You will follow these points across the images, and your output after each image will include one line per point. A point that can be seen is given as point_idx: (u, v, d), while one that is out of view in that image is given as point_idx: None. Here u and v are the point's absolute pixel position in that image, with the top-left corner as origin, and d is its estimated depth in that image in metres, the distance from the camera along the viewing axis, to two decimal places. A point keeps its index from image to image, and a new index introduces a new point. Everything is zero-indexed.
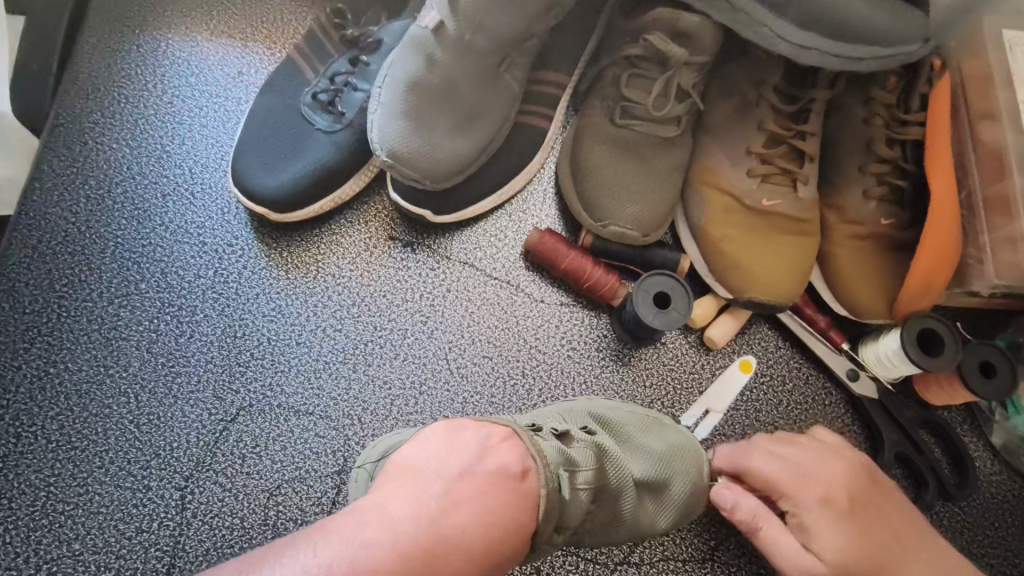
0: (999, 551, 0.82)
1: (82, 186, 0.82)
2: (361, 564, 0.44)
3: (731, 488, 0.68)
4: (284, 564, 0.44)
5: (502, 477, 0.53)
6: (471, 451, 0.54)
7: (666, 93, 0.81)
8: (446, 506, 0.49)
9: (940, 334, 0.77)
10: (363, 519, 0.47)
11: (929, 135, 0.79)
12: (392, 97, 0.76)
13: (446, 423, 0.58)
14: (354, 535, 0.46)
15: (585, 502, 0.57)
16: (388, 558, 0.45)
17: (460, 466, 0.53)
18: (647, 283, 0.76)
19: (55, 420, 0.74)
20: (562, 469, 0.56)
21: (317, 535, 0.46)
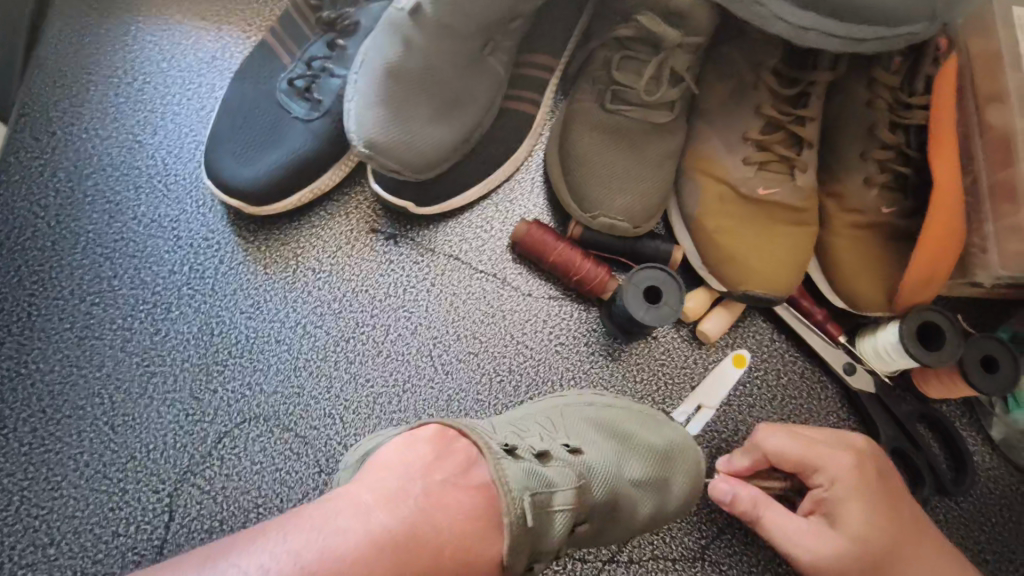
0: (995, 548, 0.81)
1: (51, 178, 0.79)
2: (334, 550, 0.44)
3: (728, 481, 0.69)
4: (255, 550, 0.43)
5: (484, 493, 0.50)
6: (458, 461, 0.51)
7: (658, 77, 0.77)
8: (423, 508, 0.48)
9: (941, 327, 0.74)
10: (335, 507, 0.46)
11: (934, 117, 0.75)
12: (370, 83, 0.72)
13: (435, 430, 0.53)
14: (325, 523, 0.45)
15: (563, 529, 0.53)
16: (359, 549, 0.44)
17: (443, 470, 0.50)
18: (639, 276, 0.74)
19: (28, 422, 0.72)
20: (530, 495, 0.50)
21: (290, 520, 0.46)
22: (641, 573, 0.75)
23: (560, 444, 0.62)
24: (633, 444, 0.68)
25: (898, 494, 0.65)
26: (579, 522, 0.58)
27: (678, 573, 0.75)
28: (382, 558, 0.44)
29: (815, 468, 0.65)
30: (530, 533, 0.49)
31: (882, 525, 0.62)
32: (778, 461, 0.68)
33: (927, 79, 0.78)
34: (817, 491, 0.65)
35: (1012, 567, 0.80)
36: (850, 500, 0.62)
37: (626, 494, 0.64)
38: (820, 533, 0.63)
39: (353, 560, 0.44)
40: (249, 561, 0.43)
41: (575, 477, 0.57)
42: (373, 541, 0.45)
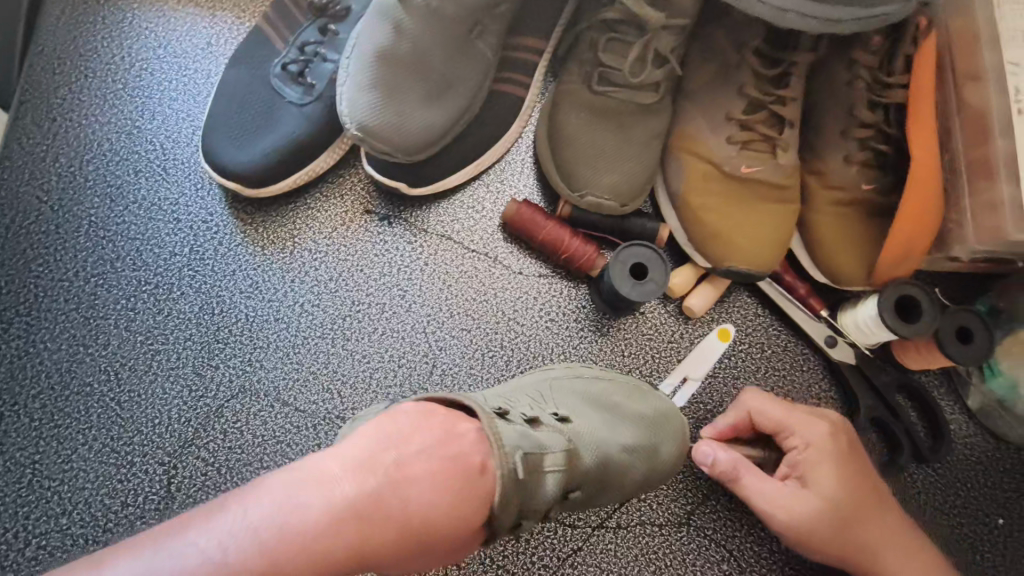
0: (971, 511, 0.84)
1: (53, 163, 0.81)
2: (291, 527, 0.44)
3: (711, 443, 0.71)
4: (214, 527, 0.45)
5: (456, 464, 0.50)
6: (433, 433, 0.51)
7: (643, 58, 0.79)
8: (390, 479, 0.48)
9: (918, 299, 0.77)
10: (301, 478, 0.47)
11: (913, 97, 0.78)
12: (361, 67, 0.74)
13: (417, 405, 0.53)
14: (286, 497, 0.46)
15: (554, 487, 0.56)
16: (319, 521, 0.45)
17: (420, 440, 0.50)
18: (625, 253, 0.76)
19: (37, 398, 0.75)
20: (523, 453, 0.53)
21: (252, 495, 0.47)
22: (629, 538, 0.78)
23: (549, 412, 0.65)
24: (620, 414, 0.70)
25: (864, 461, 0.69)
26: (572, 489, 0.62)
27: (665, 537, 0.78)
28: (342, 530, 0.45)
29: (792, 431, 0.69)
30: (522, 488, 0.52)
31: (850, 487, 0.66)
32: (759, 423, 0.72)
33: (907, 59, 0.80)
34: (792, 453, 0.69)
35: (987, 530, 0.83)
36: (823, 463, 0.67)
37: (615, 459, 0.66)
38: (796, 496, 0.66)
39: (315, 532, 0.45)
40: (207, 539, 0.44)
41: (566, 441, 0.60)
42: (335, 512, 0.45)
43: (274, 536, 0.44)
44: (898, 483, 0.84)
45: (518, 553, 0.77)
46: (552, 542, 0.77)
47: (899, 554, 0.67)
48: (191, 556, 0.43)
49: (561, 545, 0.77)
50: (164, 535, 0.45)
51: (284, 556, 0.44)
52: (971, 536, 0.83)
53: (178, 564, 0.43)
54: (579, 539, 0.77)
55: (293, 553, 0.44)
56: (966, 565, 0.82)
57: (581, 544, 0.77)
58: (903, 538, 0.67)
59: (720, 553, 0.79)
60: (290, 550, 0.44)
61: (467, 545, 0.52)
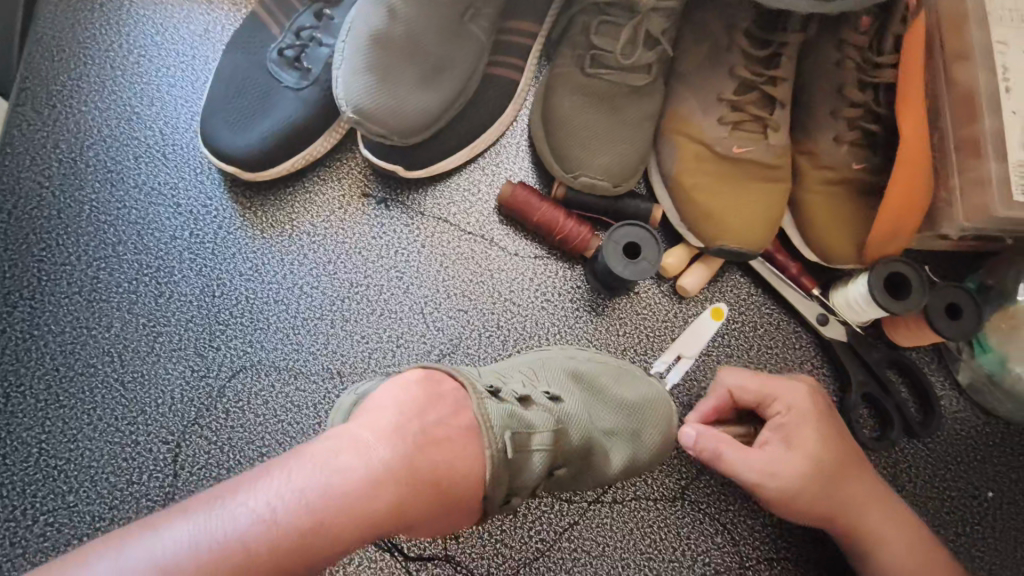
0: (961, 485, 0.85)
1: (53, 149, 0.82)
2: (334, 489, 0.46)
3: (694, 425, 0.71)
4: (261, 490, 0.46)
5: (470, 436, 0.52)
6: (447, 406, 0.53)
7: (635, 40, 0.80)
8: (418, 446, 0.49)
9: (908, 277, 0.78)
10: (338, 444, 0.48)
11: (901, 80, 0.79)
12: (355, 52, 0.75)
13: (420, 373, 0.55)
14: (326, 463, 0.47)
15: (540, 466, 0.57)
16: (359, 482, 0.47)
17: (437, 412, 0.52)
18: (617, 233, 0.77)
19: (42, 379, 0.76)
20: (511, 431, 0.55)
21: (293, 461, 0.48)
22: (624, 512, 0.80)
23: (541, 392, 0.66)
24: (607, 400, 0.72)
25: (839, 423, 0.72)
26: (558, 465, 0.63)
27: (660, 512, 0.80)
28: (379, 493, 0.47)
29: (773, 398, 0.71)
30: (510, 466, 0.54)
31: (833, 444, 0.69)
32: (739, 396, 0.73)
33: (896, 39, 0.81)
34: (775, 419, 0.70)
35: (976, 503, 0.85)
36: (804, 423, 0.69)
37: (597, 443, 0.68)
38: (782, 454, 0.68)
39: (357, 493, 0.46)
40: (256, 499, 0.45)
41: (554, 421, 0.61)
42: (372, 477, 0.47)
43: (314, 500, 0.45)
44: (890, 457, 0.85)
45: (516, 528, 0.78)
46: (549, 516, 0.79)
47: (877, 509, 0.70)
48: (235, 519, 0.44)
49: (557, 519, 0.79)
50: (205, 502, 0.45)
51: (331, 516, 0.45)
52: (961, 508, 0.85)
53: (226, 526, 0.44)
54: (576, 514, 0.79)
55: (337, 512, 0.46)
56: (955, 537, 0.84)
57: (578, 518, 0.79)
58: (881, 495, 0.71)
59: (714, 526, 0.80)
60: (334, 511, 0.45)
61: (472, 514, 0.54)
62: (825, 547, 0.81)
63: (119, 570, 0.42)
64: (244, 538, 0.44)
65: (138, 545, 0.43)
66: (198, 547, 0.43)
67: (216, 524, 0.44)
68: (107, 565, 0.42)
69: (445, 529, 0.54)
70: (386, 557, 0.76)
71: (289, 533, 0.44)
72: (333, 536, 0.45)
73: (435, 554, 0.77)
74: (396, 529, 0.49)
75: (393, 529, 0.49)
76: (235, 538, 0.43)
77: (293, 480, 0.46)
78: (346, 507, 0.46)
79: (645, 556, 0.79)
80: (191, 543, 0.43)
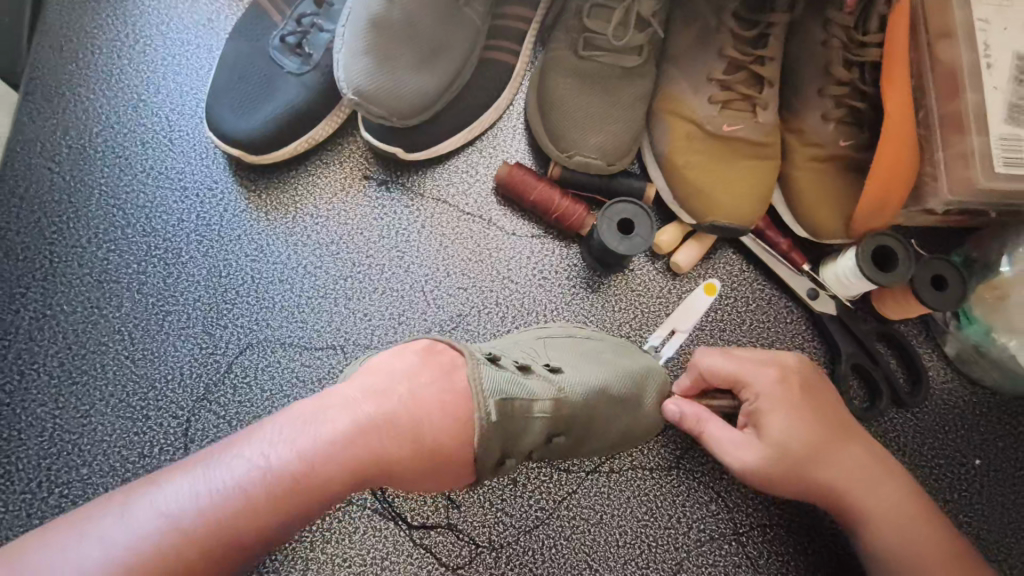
0: (949, 452, 0.88)
1: (63, 136, 0.85)
2: (323, 439, 0.48)
3: (675, 401, 0.75)
4: (256, 443, 0.49)
5: (460, 396, 0.53)
6: (441, 369, 0.54)
7: (626, 23, 0.82)
8: (403, 404, 0.51)
9: (895, 250, 0.80)
10: (327, 402, 0.51)
11: (886, 65, 0.81)
12: (354, 35, 0.77)
13: (425, 343, 0.57)
14: (315, 419, 0.50)
15: (539, 431, 0.59)
16: (346, 433, 0.49)
17: (428, 375, 0.53)
18: (612, 210, 0.80)
19: (56, 357, 0.79)
20: (500, 396, 0.54)
21: (284, 417, 0.50)
22: (621, 481, 0.82)
23: (541, 364, 0.68)
24: (613, 366, 0.74)
25: (825, 402, 0.71)
26: (558, 434, 0.65)
27: (656, 481, 0.83)
28: (367, 445, 0.49)
29: (744, 384, 0.72)
30: (505, 425, 0.55)
31: (805, 430, 0.68)
32: (711, 377, 0.74)
33: (881, 18, 0.83)
34: (747, 406, 0.71)
35: (964, 470, 0.87)
36: (774, 410, 0.69)
37: (601, 412, 0.70)
38: (750, 443, 0.69)
39: (342, 444, 0.49)
40: (251, 451, 0.48)
41: (554, 391, 0.63)
42: (359, 431, 0.49)
43: (306, 451, 0.48)
44: (879, 427, 0.88)
45: (516, 498, 0.81)
46: (548, 486, 0.81)
47: (865, 486, 0.69)
48: (233, 470, 0.47)
49: (556, 488, 0.81)
50: (203, 460, 0.48)
51: (319, 464, 0.48)
52: (949, 476, 0.87)
53: (224, 477, 0.47)
54: (573, 483, 0.82)
55: (326, 459, 0.48)
56: (945, 503, 0.86)
57: (576, 487, 0.82)
58: (869, 471, 0.70)
59: (708, 494, 0.83)
60: (320, 460, 0.48)
61: (460, 474, 0.55)
62: (816, 514, 0.83)
63: (128, 520, 0.45)
64: (240, 486, 0.46)
65: (142, 501, 0.46)
66: (199, 498, 0.46)
67: (214, 475, 0.47)
68: (114, 521, 0.45)
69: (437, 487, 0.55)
70: (390, 525, 0.78)
71: (284, 482, 0.47)
72: (325, 485, 0.48)
73: (438, 523, 0.79)
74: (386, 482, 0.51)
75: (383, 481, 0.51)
76: (233, 486, 0.46)
77: (285, 436, 0.49)
78: (335, 459, 0.48)
79: (641, 524, 0.81)
80: (192, 495, 0.46)
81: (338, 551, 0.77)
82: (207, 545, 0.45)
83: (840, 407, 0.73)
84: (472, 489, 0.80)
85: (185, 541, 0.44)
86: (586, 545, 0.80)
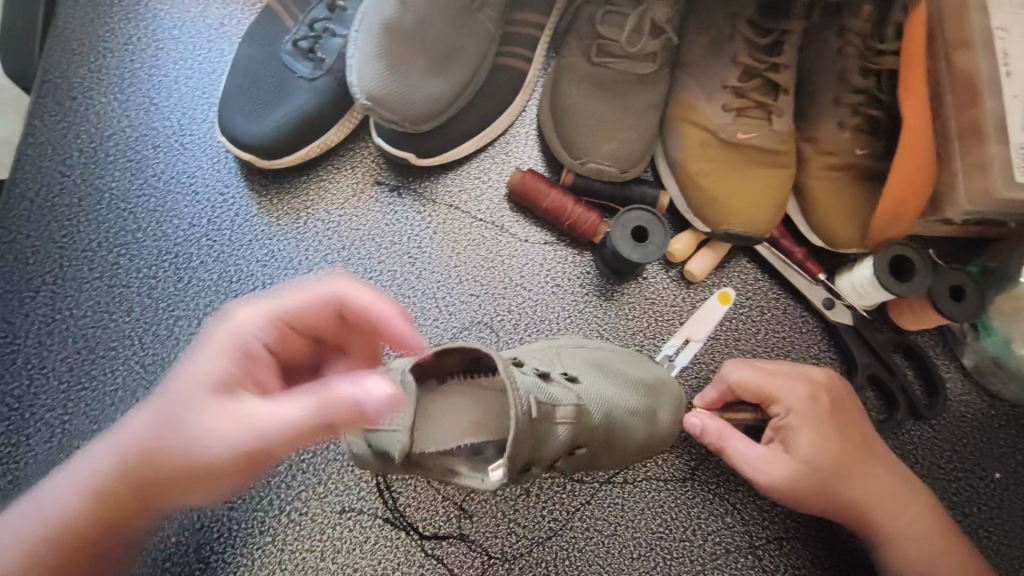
0: (968, 466, 0.86)
1: (74, 139, 0.84)
2: (126, 441, 0.54)
3: (698, 414, 0.74)
4: (108, 441, 0.56)
5: (224, 372, 0.54)
6: (217, 348, 0.55)
7: (640, 29, 0.82)
8: (169, 389, 0.53)
9: (911, 258, 0.79)
10: (153, 401, 0.54)
11: (904, 74, 0.79)
12: (367, 39, 0.77)
13: (249, 317, 0.58)
14: (145, 418, 0.54)
15: (563, 437, 0.61)
16: (138, 430, 0.53)
17: (199, 358, 0.54)
18: (625, 217, 0.78)
19: (65, 362, 0.78)
20: (534, 397, 0.58)
21: (134, 416, 0.55)
22: (635, 492, 0.81)
23: (559, 371, 0.68)
24: (626, 378, 0.73)
25: (853, 419, 0.71)
26: (580, 447, 0.65)
27: (670, 492, 0.81)
28: (178, 402, 0.52)
29: (773, 399, 0.71)
30: (535, 430, 0.57)
31: (832, 449, 0.68)
32: (740, 392, 0.73)
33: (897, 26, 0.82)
34: (775, 420, 0.71)
35: (983, 484, 0.86)
36: (803, 425, 0.69)
37: (617, 422, 0.69)
38: (775, 458, 0.68)
39: (131, 438, 0.53)
40: (102, 446, 0.56)
41: (575, 397, 0.64)
42: (175, 403, 0.52)
43: (117, 449, 0.54)
44: (896, 439, 0.86)
45: (529, 508, 0.80)
46: (561, 496, 0.80)
47: (891, 503, 0.69)
48: (56, 489, 0.58)
49: (569, 499, 0.80)
50: (76, 461, 0.58)
51: (129, 458, 0.53)
52: (969, 489, 0.85)
53: (85, 473, 0.56)
54: (586, 494, 0.80)
55: (138, 455, 0.53)
56: (964, 518, 0.84)
57: (589, 498, 0.80)
58: (895, 488, 0.69)
59: (723, 506, 0.81)
60: (129, 453, 0.53)
61: (301, 412, 0.49)
62: (833, 527, 0.82)
63: (36, 508, 0.57)
64: (83, 480, 0.55)
65: (47, 486, 0.58)
66: (67, 491, 0.56)
67: (84, 468, 0.56)
68: (24, 508, 0.58)
69: (286, 443, 0.50)
70: (402, 535, 0.77)
71: (130, 466, 0.53)
72: (174, 452, 0.51)
73: (450, 533, 0.78)
74: (183, 462, 0.51)
75: (199, 441, 0.51)
76: (81, 481, 0.56)
77: (116, 434, 0.55)
78: (185, 411, 0.52)
79: (656, 536, 0.80)
80: (59, 495, 0.57)
81: (349, 561, 0.76)
82: (98, 504, 0.55)
83: (866, 425, 0.72)
84: (485, 499, 0.79)
85: (60, 523, 0.56)
86: (600, 557, 0.79)
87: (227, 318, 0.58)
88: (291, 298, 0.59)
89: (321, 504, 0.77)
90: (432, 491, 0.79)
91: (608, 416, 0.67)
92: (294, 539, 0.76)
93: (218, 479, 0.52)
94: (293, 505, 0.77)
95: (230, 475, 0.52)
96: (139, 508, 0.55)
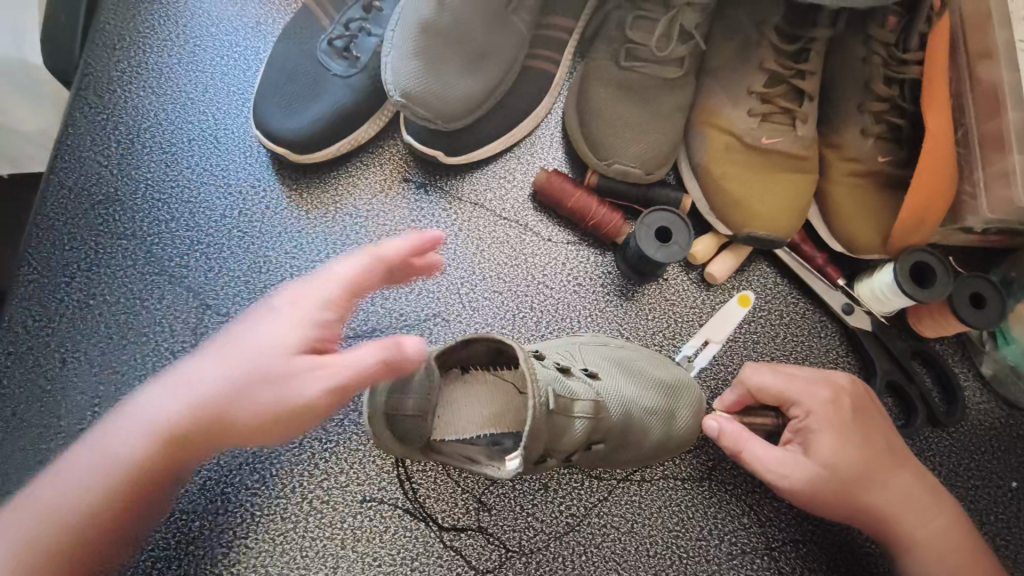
0: (986, 474, 0.86)
1: (113, 131, 0.87)
2: (202, 392, 0.54)
3: (717, 416, 0.74)
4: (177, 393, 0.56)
5: (308, 335, 0.54)
6: (293, 313, 0.55)
7: (669, 34, 0.83)
8: (255, 358, 0.53)
9: (933, 266, 0.80)
10: (222, 352, 0.55)
11: (928, 59, 0.81)
12: (404, 39, 0.79)
13: (375, 260, 0.58)
14: (214, 371, 0.54)
15: (580, 432, 0.61)
16: (210, 386, 0.54)
17: (274, 325, 0.54)
18: (649, 218, 0.80)
19: (96, 347, 0.80)
20: (553, 389, 0.58)
21: (202, 360, 0.56)
22: (653, 490, 0.82)
23: (579, 368, 0.68)
24: (647, 377, 0.74)
25: (875, 424, 0.71)
26: (596, 441, 0.66)
27: (687, 491, 0.82)
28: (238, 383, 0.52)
29: (794, 402, 0.72)
30: (551, 420, 0.57)
31: (852, 453, 0.68)
32: (761, 396, 0.74)
33: (921, 37, 0.83)
34: (794, 423, 0.71)
35: (1001, 493, 0.86)
36: (823, 429, 0.69)
37: (636, 420, 0.70)
38: (795, 462, 0.68)
39: (207, 395, 0.54)
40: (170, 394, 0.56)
41: (594, 393, 0.64)
42: (245, 370, 0.52)
43: (182, 401, 0.55)
44: (915, 446, 0.86)
45: (547, 502, 0.80)
46: (578, 493, 0.81)
47: (916, 513, 0.69)
48: (131, 431, 0.56)
49: (587, 495, 0.81)
50: (110, 430, 0.57)
51: (197, 413, 0.54)
52: (986, 498, 0.85)
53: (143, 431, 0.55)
54: (604, 490, 0.81)
55: (211, 412, 0.53)
56: (981, 527, 0.84)
57: (606, 495, 0.81)
58: (920, 499, 0.69)
59: (740, 507, 0.82)
60: (199, 405, 0.54)
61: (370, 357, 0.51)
62: (848, 532, 0.82)
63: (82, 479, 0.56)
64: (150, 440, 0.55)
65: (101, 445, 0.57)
66: (136, 447, 0.55)
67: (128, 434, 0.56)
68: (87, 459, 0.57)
69: (310, 414, 0.53)
70: (421, 526, 0.78)
71: (180, 429, 0.55)
72: (243, 410, 0.52)
73: (468, 525, 0.79)
74: (290, 415, 0.52)
75: (270, 390, 0.52)
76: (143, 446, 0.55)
77: (178, 389, 0.56)
78: (261, 379, 0.52)
79: (673, 534, 0.80)
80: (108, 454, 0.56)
81: (368, 550, 0.77)
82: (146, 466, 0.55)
83: (888, 430, 0.72)
84: (504, 492, 0.80)
85: (135, 471, 0.55)
86: (617, 554, 0.79)
87: (275, 302, 0.57)
88: (341, 269, 0.57)
89: (341, 493, 0.78)
90: (452, 483, 0.80)
91: (627, 412, 0.68)
92: (315, 527, 0.77)
93: (273, 437, 0.54)
94: (315, 493, 0.78)
95: (278, 431, 0.54)
96: (184, 455, 0.56)
